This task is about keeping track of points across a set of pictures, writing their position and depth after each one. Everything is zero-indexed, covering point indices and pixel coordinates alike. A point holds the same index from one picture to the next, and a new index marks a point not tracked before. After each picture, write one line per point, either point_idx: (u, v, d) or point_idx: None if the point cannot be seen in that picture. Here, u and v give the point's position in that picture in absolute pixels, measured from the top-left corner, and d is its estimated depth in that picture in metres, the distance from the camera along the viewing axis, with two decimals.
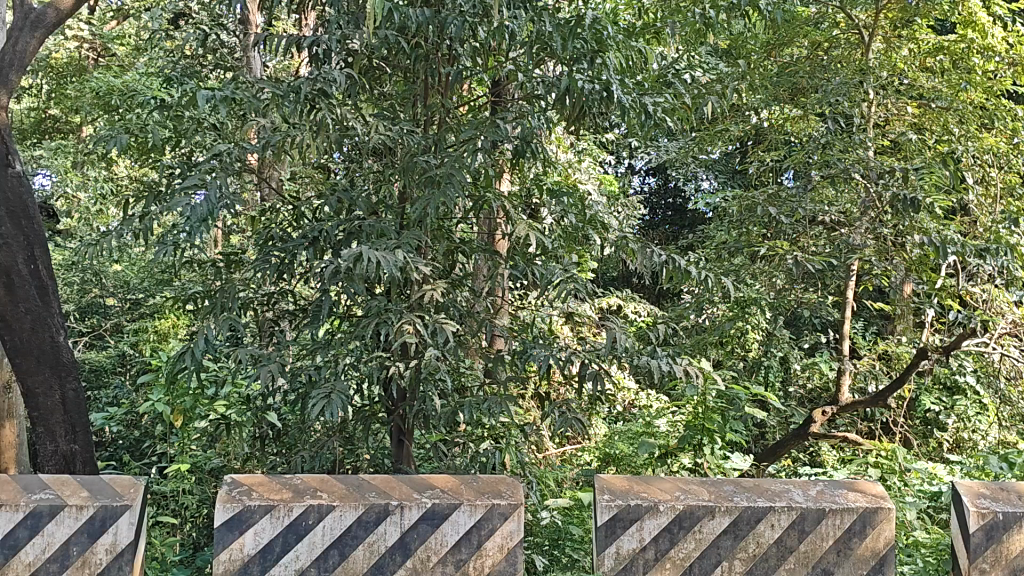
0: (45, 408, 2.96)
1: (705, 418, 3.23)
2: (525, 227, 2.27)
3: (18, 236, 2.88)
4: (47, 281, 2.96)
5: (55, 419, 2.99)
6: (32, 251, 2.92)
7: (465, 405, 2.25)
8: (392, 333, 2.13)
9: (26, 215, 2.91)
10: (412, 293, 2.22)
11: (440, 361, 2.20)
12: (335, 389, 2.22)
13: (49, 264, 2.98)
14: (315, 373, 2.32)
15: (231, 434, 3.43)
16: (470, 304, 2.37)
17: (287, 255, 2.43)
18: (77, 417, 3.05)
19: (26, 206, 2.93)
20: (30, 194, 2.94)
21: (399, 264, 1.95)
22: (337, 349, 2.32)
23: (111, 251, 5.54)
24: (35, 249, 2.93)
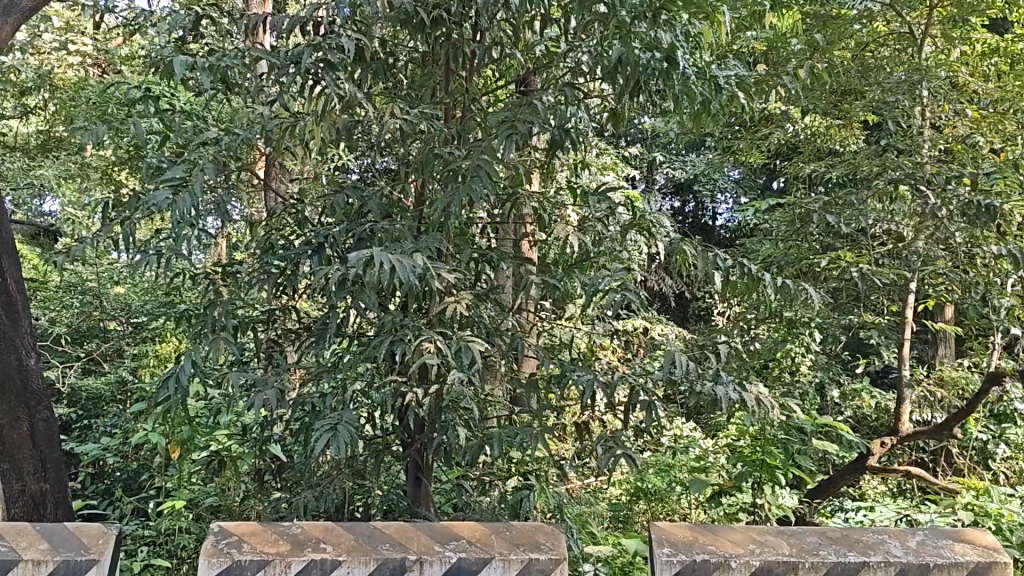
0: (12, 441, 2.77)
1: (765, 452, 2.75)
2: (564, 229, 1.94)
3: None
4: (17, 298, 2.85)
5: (23, 452, 2.81)
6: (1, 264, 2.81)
7: (495, 439, 1.92)
8: (410, 352, 1.81)
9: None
10: (432, 307, 1.89)
11: (465, 386, 1.87)
12: (343, 418, 1.90)
13: (20, 281, 2.86)
14: (320, 401, 1.99)
15: (230, 467, 3.11)
16: (498, 321, 2.04)
17: (287, 265, 2.11)
18: (49, 450, 2.90)
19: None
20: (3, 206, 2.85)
21: (420, 270, 1.63)
22: (346, 373, 2.00)
23: (110, 272, 5.24)
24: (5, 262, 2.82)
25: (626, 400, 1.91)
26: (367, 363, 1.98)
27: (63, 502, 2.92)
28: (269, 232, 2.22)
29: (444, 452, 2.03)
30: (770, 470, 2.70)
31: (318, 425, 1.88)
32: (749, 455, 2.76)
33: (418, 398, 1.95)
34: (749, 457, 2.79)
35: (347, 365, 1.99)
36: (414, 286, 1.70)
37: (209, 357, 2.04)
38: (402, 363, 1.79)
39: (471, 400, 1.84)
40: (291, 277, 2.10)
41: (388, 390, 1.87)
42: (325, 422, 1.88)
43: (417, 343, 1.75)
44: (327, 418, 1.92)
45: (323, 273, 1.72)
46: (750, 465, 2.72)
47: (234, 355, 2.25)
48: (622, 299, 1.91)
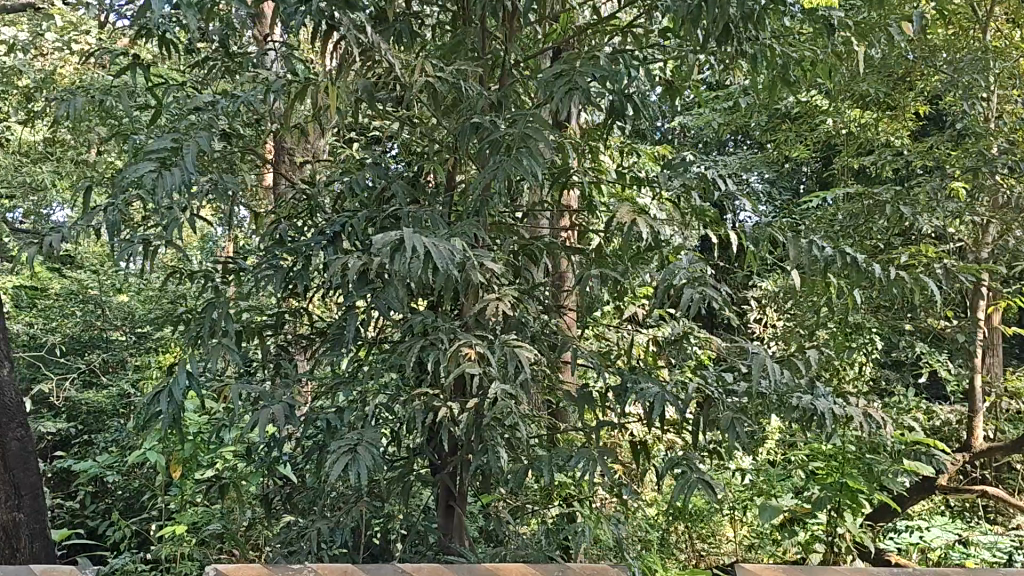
0: None
1: (844, 471, 2.43)
2: (626, 214, 1.63)
3: None
4: None
5: None
6: None
7: (545, 465, 1.60)
8: (444, 359, 1.50)
9: None
10: (470, 305, 1.58)
11: (508, 401, 1.57)
12: (362, 438, 1.59)
13: None
14: (336, 417, 1.69)
15: (235, 489, 2.81)
16: (545, 323, 1.74)
17: (297, 259, 1.81)
18: (25, 478, 2.61)
19: None
20: None
21: (460, 258, 1.32)
22: (365, 384, 1.70)
23: (111, 279, 4.92)
24: None
25: (702, 419, 1.59)
26: (391, 372, 1.68)
27: (38, 536, 2.63)
28: (276, 222, 1.92)
29: (482, 477, 1.72)
30: (855, 494, 2.39)
31: (334, 445, 1.58)
32: (827, 477, 2.47)
33: (452, 415, 1.64)
34: (825, 481, 2.48)
35: (368, 375, 1.69)
36: (452, 279, 1.40)
37: (205, 363, 1.74)
38: (434, 372, 1.48)
39: (517, 418, 1.53)
40: (302, 273, 1.80)
41: (417, 405, 1.57)
42: (342, 442, 1.58)
43: (453, 349, 1.45)
44: (344, 437, 1.61)
45: (339, 263, 1.42)
46: (830, 489, 2.40)
47: (238, 363, 1.95)
48: (698, 296, 1.60)
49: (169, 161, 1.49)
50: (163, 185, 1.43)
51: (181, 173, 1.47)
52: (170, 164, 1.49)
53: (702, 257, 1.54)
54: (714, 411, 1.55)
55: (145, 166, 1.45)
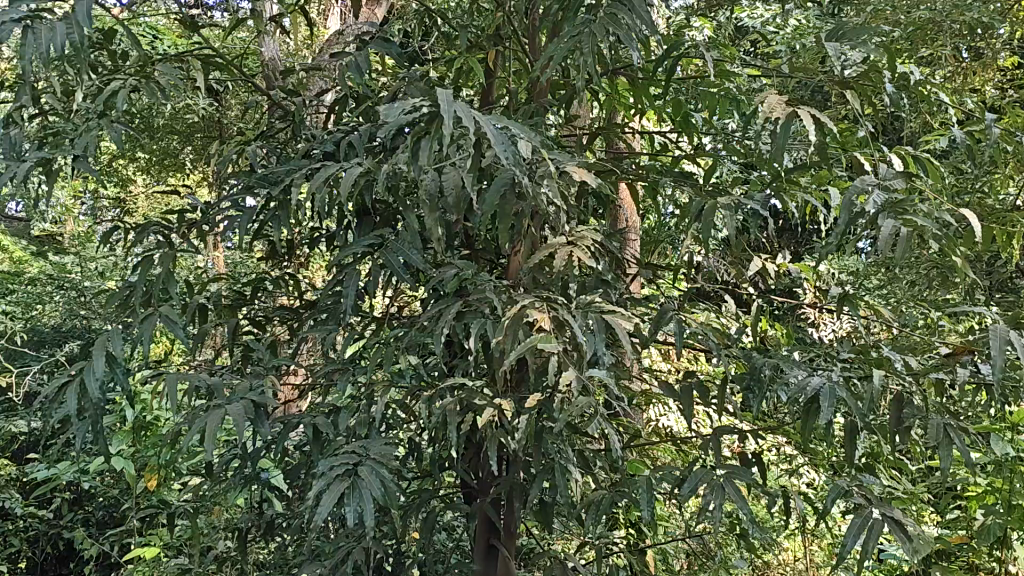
0: None
1: (1010, 492, 1.62)
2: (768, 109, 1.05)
3: None
4: None
5: None
6: None
7: (644, 497, 1.04)
8: (495, 331, 0.95)
9: None
10: (533, 254, 1.02)
11: (592, 401, 1.00)
12: (368, 454, 1.05)
13: None
14: (327, 421, 1.14)
15: (214, 506, 2.23)
16: (634, 284, 1.18)
17: (272, 191, 1.25)
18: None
19: None
20: None
21: (530, 154, 0.76)
22: (369, 372, 1.15)
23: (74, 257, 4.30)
24: None
25: (892, 429, 1.01)
26: (411, 360, 1.13)
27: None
28: (245, 146, 1.37)
29: (543, 510, 1.17)
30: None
31: (324, 466, 1.03)
32: (986, 498, 1.66)
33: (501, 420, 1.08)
34: (982, 505, 1.67)
35: (374, 357, 1.14)
36: (510, 194, 0.85)
37: (142, 340, 1.17)
38: (475, 352, 0.92)
39: (607, 428, 0.98)
40: (278, 212, 1.25)
41: (449, 405, 1.01)
42: (336, 461, 1.03)
43: (511, 318, 0.89)
44: (339, 453, 1.06)
45: (329, 166, 0.86)
46: (990, 516, 1.59)
47: (195, 346, 1.41)
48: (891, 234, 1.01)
49: (46, 10, 0.89)
50: (30, 47, 0.84)
51: (70, 29, 0.87)
52: (53, 14, 0.89)
53: (898, 175, 0.96)
54: (907, 414, 1.00)
55: (1, 13, 0.85)
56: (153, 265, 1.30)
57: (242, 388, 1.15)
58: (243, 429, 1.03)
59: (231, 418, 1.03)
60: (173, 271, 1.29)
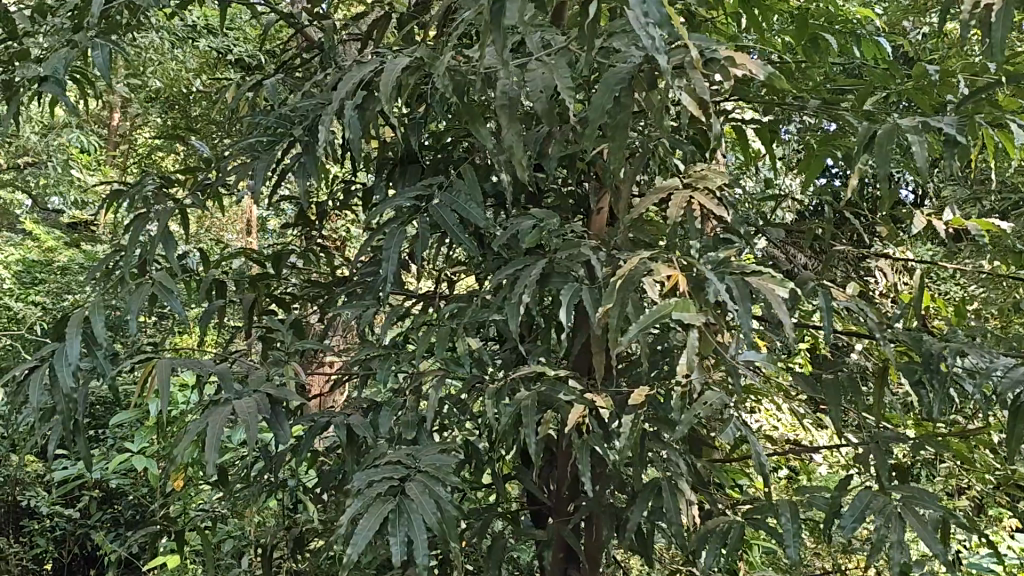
0: None
1: None
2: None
3: None
4: None
5: None
6: None
7: (789, 528, 0.76)
8: (594, 300, 0.68)
9: None
10: (640, 200, 0.75)
11: (726, 400, 0.72)
12: (417, 464, 0.78)
13: None
14: (363, 423, 0.86)
15: (238, 514, 1.96)
16: (760, 246, 0.90)
17: (294, 132, 0.98)
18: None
19: None
20: None
21: (679, 14, 0.48)
22: (418, 358, 0.88)
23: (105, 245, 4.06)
24: None
25: None
26: (472, 342, 0.87)
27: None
28: (262, 81, 1.10)
29: (641, 538, 0.90)
30: None
31: (359, 478, 0.76)
32: None
33: (593, 425, 0.80)
34: None
35: (422, 337, 0.87)
36: (628, 98, 0.58)
37: (128, 315, 0.87)
38: (563, 329, 0.66)
39: (749, 435, 0.71)
40: (301, 157, 0.98)
41: (528, 401, 0.74)
42: (375, 472, 0.76)
43: (621, 282, 0.62)
44: (379, 464, 0.79)
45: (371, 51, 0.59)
46: None
47: (204, 326, 1.14)
48: None
49: None
50: None
51: None
52: None
53: None
54: None
55: None
56: (148, 223, 1.03)
57: (255, 377, 0.88)
58: (253, 431, 0.74)
59: (236, 414, 0.76)
60: (173, 229, 0.99)
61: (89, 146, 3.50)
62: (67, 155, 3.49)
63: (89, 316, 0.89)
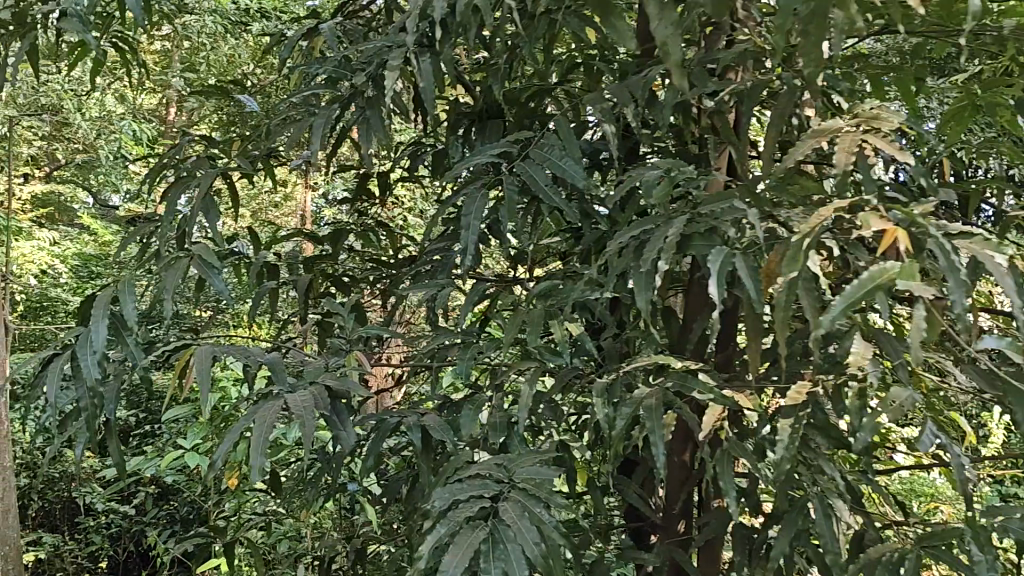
0: None
1: None
2: None
3: None
4: None
5: None
6: None
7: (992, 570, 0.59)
8: (751, 270, 0.52)
9: None
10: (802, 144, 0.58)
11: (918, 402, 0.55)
12: (513, 478, 0.61)
13: None
14: (442, 427, 0.70)
15: (293, 517, 1.81)
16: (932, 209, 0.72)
17: (358, 80, 0.82)
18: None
19: None
20: None
21: None
22: (509, 348, 0.71)
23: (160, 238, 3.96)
24: None
25: None
26: (571, 328, 0.71)
27: (8, 538, 1.87)
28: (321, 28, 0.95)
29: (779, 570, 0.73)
30: None
31: (440, 493, 0.60)
32: None
33: (730, 434, 0.63)
34: None
35: (511, 321, 0.72)
36: None
37: (162, 293, 0.72)
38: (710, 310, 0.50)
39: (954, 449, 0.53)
40: (364, 111, 0.82)
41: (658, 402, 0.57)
42: (462, 488, 0.60)
43: (800, 245, 0.45)
44: (464, 480, 0.63)
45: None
46: None
47: (253, 310, 0.99)
48: None
49: None
50: None
51: None
52: None
53: None
54: None
55: None
56: (187, 190, 0.89)
57: (313, 369, 0.72)
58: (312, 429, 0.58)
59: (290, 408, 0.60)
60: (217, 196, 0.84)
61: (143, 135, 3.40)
62: (121, 144, 3.39)
63: (117, 295, 0.74)
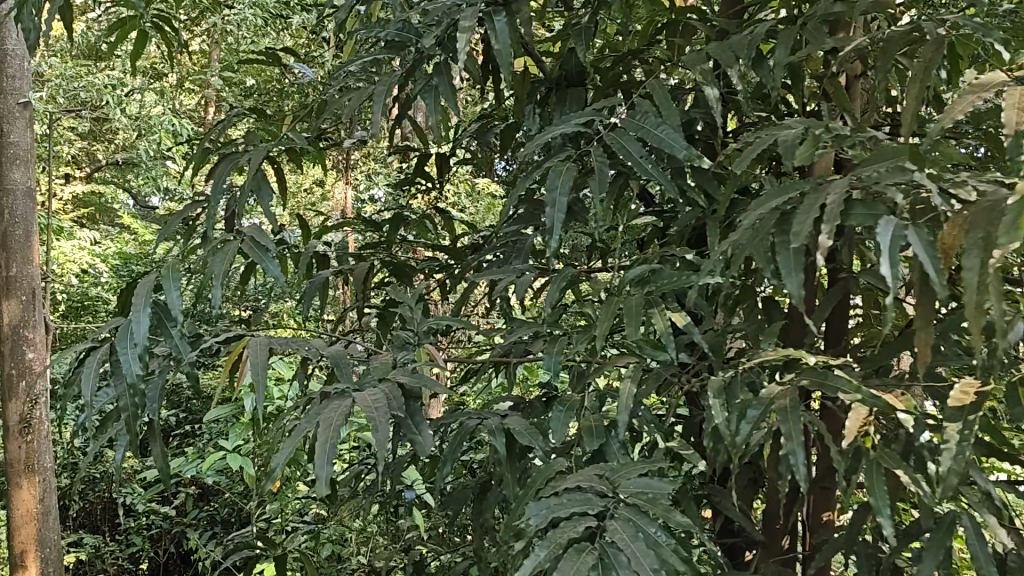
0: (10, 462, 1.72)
1: None
2: None
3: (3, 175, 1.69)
4: (31, 256, 1.73)
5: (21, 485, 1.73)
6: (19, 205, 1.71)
7: None
8: (927, 243, 0.42)
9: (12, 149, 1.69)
10: (977, 89, 0.48)
11: None
12: (620, 491, 0.53)
13: (29, 234, 1.73)
14: (530, 433, 0.61)
15: (344, 523, 1.72)
16: None
17: (425, 42, 0.73)
18: (12, 446, 1.74)
19: (23, 148, 1.71)
20: (25, 125, 1.71)
21: None
22: (605, 339, 0.62)
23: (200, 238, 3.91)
24: (21, 203, 1.71)
25: None
26: (675, 318, 0.61)
27: (48, 540, 1.81)
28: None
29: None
30: None
31: (536, 509, 0.52)
32: None
33: (873, 440, 0.54)
34: None
35: (605, 310, 0.63)
36: None
37: (215, 277, 0.64)
38: (886, 296, 0.41)
39: None
40: (430, 79, 0.73)
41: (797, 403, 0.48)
42: (561, 503, 0.52)
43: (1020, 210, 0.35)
44: (559, 493, 0.54)
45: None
46: None
47: (307, 303, 0.90)
48: None
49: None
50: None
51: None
52: None
53: None
54: None
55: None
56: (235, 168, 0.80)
57: (382, 364, 0.63)
58: (388, 435, 0.50)
59: (361, 410, 0.52)
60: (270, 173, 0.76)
61: (183, 131, 3.35)
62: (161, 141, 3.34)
63: (162, 284, 0.66)
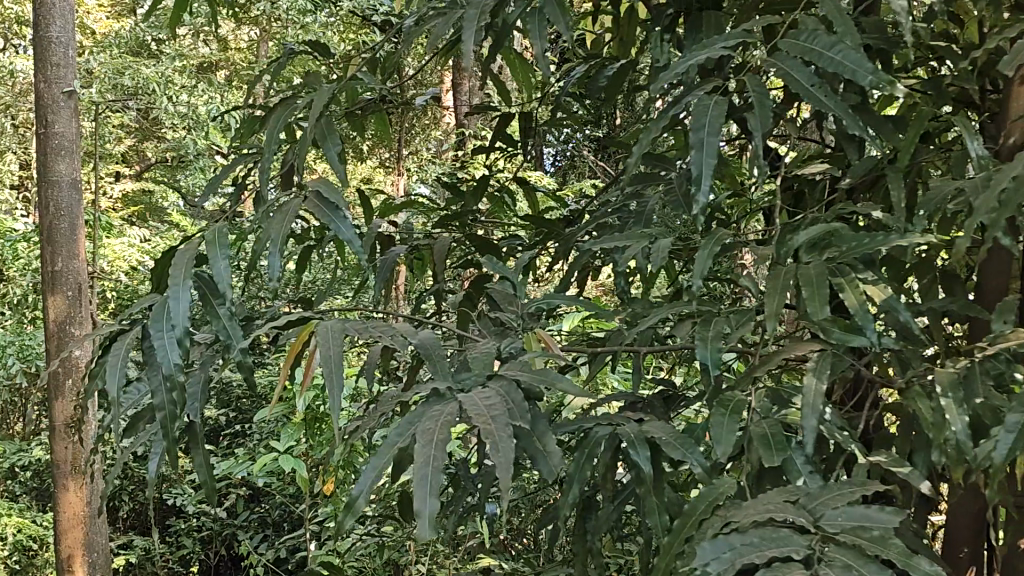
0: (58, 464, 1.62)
1: None
2: None
3: (49, 164, 1.59)
4: (79, 252, 1.63)
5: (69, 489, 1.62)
6: (67, 197, 1.61)
7: None
8: None
9: (58, 137, 1.59)
10: None
11: None
12: (827, 526, 0.38)
13: (76, 227, 1.62)
14: (679, 440, 0.46)
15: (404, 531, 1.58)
16: None
17: None
18: (59, 446, 1.63)
19: (70, 136, 1.61)
20: (70, 113, 1.61)
21: None
22: (776, 319, 0.47)
23: None
24: (68, 194, 1.61)
25: None
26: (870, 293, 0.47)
27: (97, 543, 1.70)
28: None
29: None
30: None
31: (713, 550, 0.37)
32: None
33: None
34: None
35: (774, 283, 0.48)
36: None
37: (274, 247, 0.51)
38: None
39: None
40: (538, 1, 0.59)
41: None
42: (749, 542, 0.37)
43: None
44: (736, 529, 0.39)
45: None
46: None
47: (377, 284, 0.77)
48: None
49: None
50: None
51: None
52: None
53: None
54: None
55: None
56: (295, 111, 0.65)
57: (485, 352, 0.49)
58: (513, 450, 0.37)
59: (474, 417, 0.38)
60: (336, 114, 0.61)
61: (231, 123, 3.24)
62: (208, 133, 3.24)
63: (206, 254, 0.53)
